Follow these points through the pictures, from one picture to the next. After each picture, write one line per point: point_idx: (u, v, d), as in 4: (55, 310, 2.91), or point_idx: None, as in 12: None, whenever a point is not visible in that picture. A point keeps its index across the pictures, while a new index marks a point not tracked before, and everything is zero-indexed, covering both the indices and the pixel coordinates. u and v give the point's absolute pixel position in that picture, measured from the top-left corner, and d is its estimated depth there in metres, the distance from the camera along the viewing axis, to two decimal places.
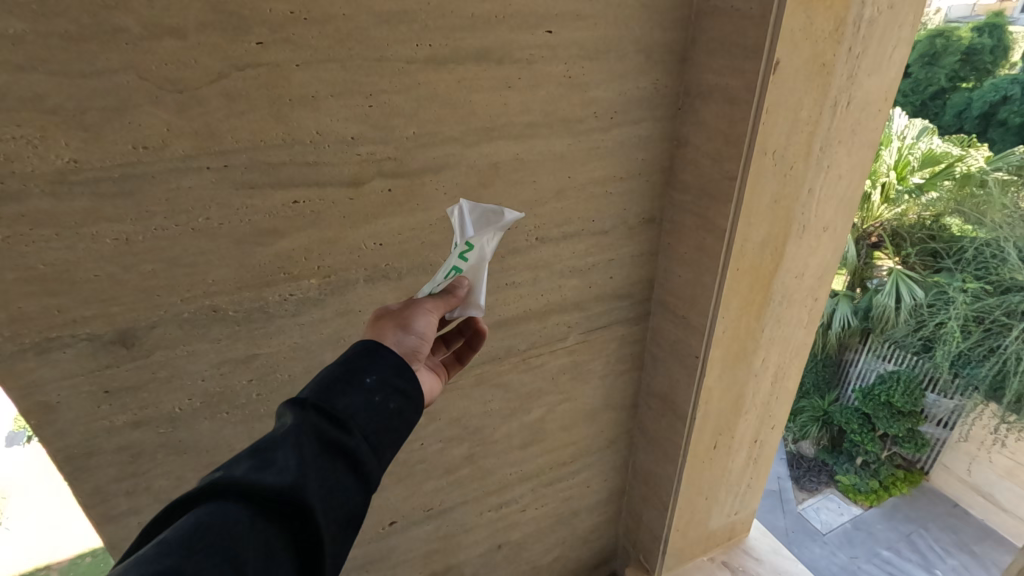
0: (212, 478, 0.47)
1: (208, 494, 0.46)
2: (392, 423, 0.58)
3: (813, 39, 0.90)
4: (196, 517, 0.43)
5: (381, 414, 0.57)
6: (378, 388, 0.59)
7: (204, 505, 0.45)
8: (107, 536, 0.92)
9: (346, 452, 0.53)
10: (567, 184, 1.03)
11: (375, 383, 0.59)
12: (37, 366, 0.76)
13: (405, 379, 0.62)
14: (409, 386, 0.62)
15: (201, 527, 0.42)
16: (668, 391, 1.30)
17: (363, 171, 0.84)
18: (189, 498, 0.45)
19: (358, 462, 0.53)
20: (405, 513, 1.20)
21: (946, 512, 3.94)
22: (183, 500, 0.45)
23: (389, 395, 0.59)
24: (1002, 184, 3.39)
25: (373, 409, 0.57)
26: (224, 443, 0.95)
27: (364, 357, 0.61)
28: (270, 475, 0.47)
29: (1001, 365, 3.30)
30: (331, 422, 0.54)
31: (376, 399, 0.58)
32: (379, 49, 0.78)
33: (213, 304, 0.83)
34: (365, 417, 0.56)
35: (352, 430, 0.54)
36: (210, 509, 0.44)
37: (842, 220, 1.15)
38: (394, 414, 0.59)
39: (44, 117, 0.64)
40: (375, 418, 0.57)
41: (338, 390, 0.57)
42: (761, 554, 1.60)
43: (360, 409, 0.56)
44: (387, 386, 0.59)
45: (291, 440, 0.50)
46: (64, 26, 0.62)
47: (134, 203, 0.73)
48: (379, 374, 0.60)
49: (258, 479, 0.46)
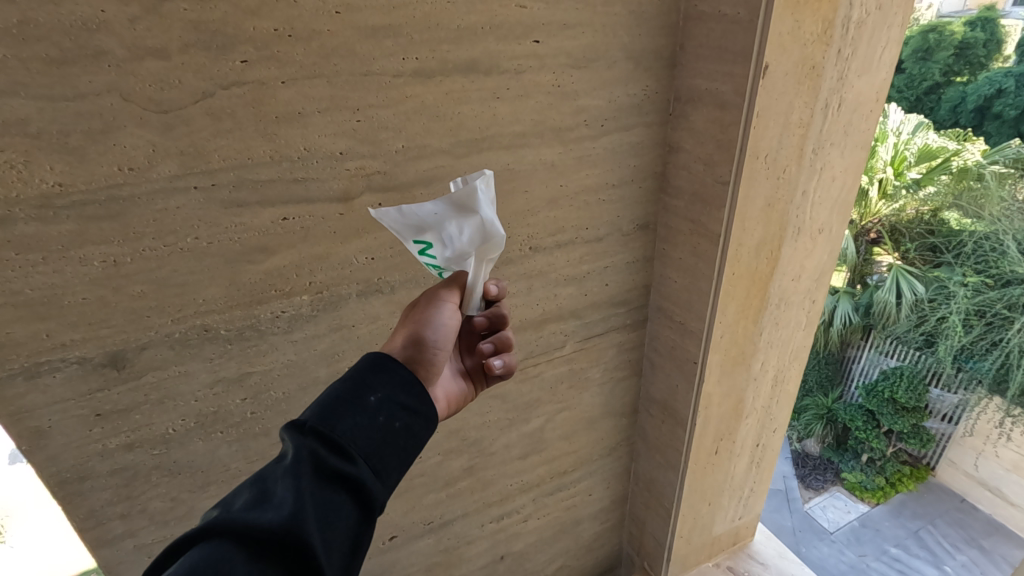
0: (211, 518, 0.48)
1: (203, 535, 0.46)
2: (398, 443, 0.57)
3: (802, 42, 0.89)
4: (193, 557, 0.44)
5: (385, 434, 0.56)
6: (382, 407, 0.57)
7: (201, 545, 0.45)
8: (102, 559, 0.91)
9: (348, 479, 0.52)
10: (559, 193, 1.02)
11: (379, 402, 0.58)
12: (27, 392, 0.75)
13: (415, 397, 0.61)
14: (417, 402, 0.61)
15: (198, 567, 0.42)
16: (668, 397, 1.29)
17: (353, 186, 0.84)
18: (187, 540, 0.46)
19: (363, 489, 0.52)
20: (406, 527, 1.19)
21: (954, 507, 3.85)
22: (181, 542, 0.46)
23: (395, 414, 0.58)
24: (998, 178, 3.34)
25: (377, 431, 0.56)
26: (219, 462, 0.94)
27: (372, 373, 0.60)
28: (270, 512, 0.47)
29: (1005, 359, 3.23)
30: (331, 448, 0.53)
31: (381, 420, 0.57)
32: (365, 64, 0.78)
33: (204, 324, 0.82)
34: (366, 440, 0.55)
35: (354, 457, 0.53)
36: (206, 550, 0.44)
37: (837, 221, 1.15)
38: (400, 432, 0.58)
39: (26, 142, 0.64)
40: (376, 439, 0.55)
41: (339, 412, 0.55)
42: (766, 558, 1.58)
43: (361, 431, 0.55)
44: (391, 405, 0.58)
45: (289, 473, 0.50)
46: (45, 50, 0.61)
47: (120, 225, 0.72)
48: (383, 392, 0.59)
49: (257, 518, 0.46)
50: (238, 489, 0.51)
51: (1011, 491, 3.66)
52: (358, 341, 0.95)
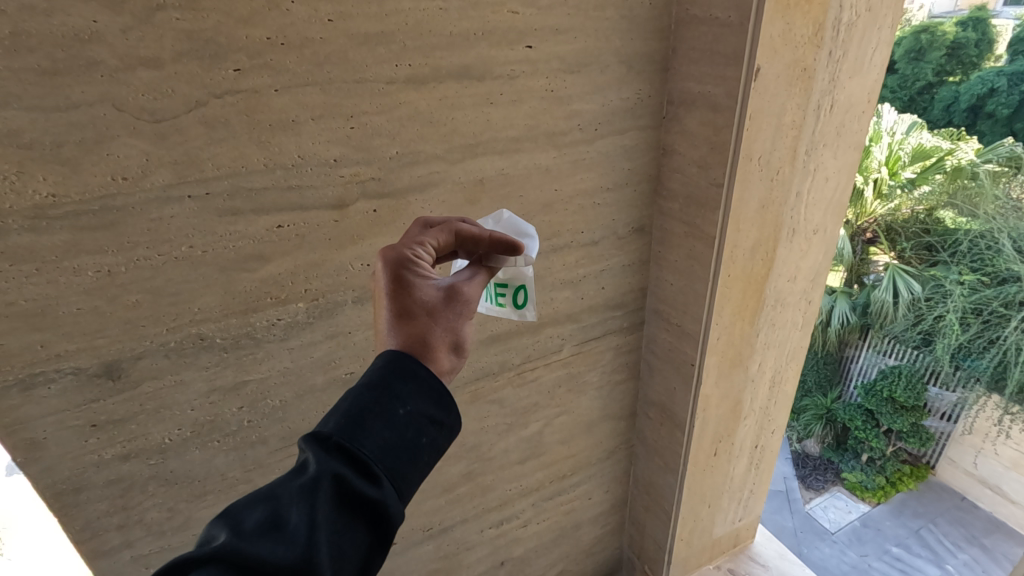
0: (220, 540, 0.47)
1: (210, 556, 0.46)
2: (422, 461, 0.56)
3: (792, 44, 0.90)
4: None
5: (411, 452, 0.55)
6: (410, 422, 0.56)
7: (204, 570, 0.45)
8: (98, 571, 0.90)
9: (371, 504, 0.51)
10: (554, 197, 1.02)
11: (407, 417, 0.56)
12: (22, 403, 0.74)
13: (443, 409, 0.59)
14: (444, 415, 0.59)
15: None
16: (666, 400, 1.29)
17: (348, 193, 0.84)
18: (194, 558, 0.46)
19: (382, 515, 0.52)
20: (405, 534, 1.18)
21: (954, 506, 3.84)
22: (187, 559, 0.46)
23: (421, 429, 0.56)
24: (992, 175, 3.47)
25: (402, 448, 0.54)
26: (215, 472, 0.93)
27: (398, 380, 0.57)
28: (282, 544, 0.47)
29: (1001, 357, 3.30)
30: (355, 467, 0.52)
31: (409, 435, 0.55)
32: (358, 71, 0.78)
33: (200, 332, 0.82)
34: (393, 459, 0.54)
35: (378, 478, 0.52)
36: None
37: (831, 221, 1.15)
38: (426, 449, 0.56)
39: (19, 153, 0.64)
40: (401, 458, 0.54)
41: (365, 427, 0.54)
42: (767, 560, 1.58)
43: (387, 449, 0.54)
44: (420, 419, 0.56)
45: (305, 496, 0.50)
46: (38, 61, 0.61)
47: (114, 235, 0.72)
48: (412, 405, 0.56)
49: (269, 551, 0.46)
50: (251, 504, 0.51)
51: (1010, 489, 3.62)
52: (354, 348, 0.95)
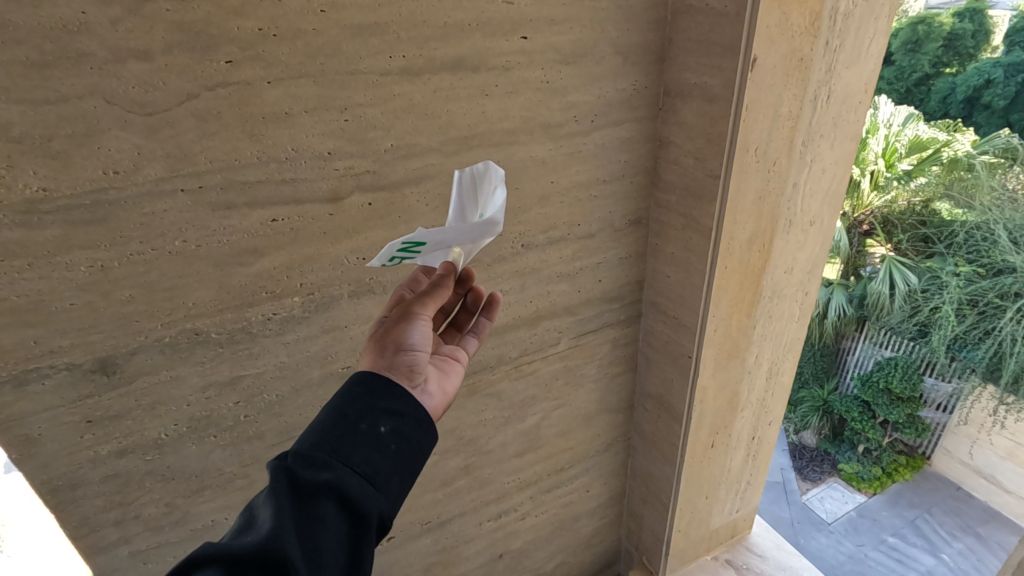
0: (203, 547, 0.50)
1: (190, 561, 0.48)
2: (388, 449, 0.55)
3: (790, 34, 0.89)
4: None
5: (370, 439, 0.55)
6: (364, 414, 0.56)
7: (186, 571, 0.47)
8: (96, 567, 0.90)
9: (332, 489, 0.51)
10: (550, 189, 1.02)
11: (358, 410, 0.56)
12: (16, 400, 0.74)
13: (400, 399, 0.59)
14: (403, 406, 0.59)
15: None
16: (663, 392, 1.29)
17: (342, 186, 0.83)
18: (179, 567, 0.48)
19: (347, 498, 0.51)
20: (404, 528, 1.19)
21: (950, 496, 3.89)
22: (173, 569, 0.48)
23: (377, 419, 0.56)
24: (988, 167, 3.51)
25: (357, 437, 0.54)
26: (212, 466, 0.93)
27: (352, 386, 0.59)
28: (250, 536, 0.48)
29: (998, 347, 3.33)
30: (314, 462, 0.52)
31: (363, 426, 0.55)
32: (352, 63, 0.77)
33: (195, 327, 0.82)
34: (348, 448, 0.53)
35: (333, 465, 0.52)
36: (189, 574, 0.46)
37: (828, 212, 1.15)
38: (387, 436, 0.56)
39: (8, 147, 0.63)
40: (362, 445, 0.54)
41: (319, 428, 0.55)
42: (764, 550, 1.59)
43: (343, 439, 0.54)
44: (372, 410, 0.57)
45: (269, 495, 0.50)
46: (26, 53, 0.60)
47: (106, 230, 0.71)
48: (360, 402, 0.57)
49: (237, 543, 0.47)
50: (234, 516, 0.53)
51: (1006, 478, 3.74)
52: (352, 342, 0.95)
